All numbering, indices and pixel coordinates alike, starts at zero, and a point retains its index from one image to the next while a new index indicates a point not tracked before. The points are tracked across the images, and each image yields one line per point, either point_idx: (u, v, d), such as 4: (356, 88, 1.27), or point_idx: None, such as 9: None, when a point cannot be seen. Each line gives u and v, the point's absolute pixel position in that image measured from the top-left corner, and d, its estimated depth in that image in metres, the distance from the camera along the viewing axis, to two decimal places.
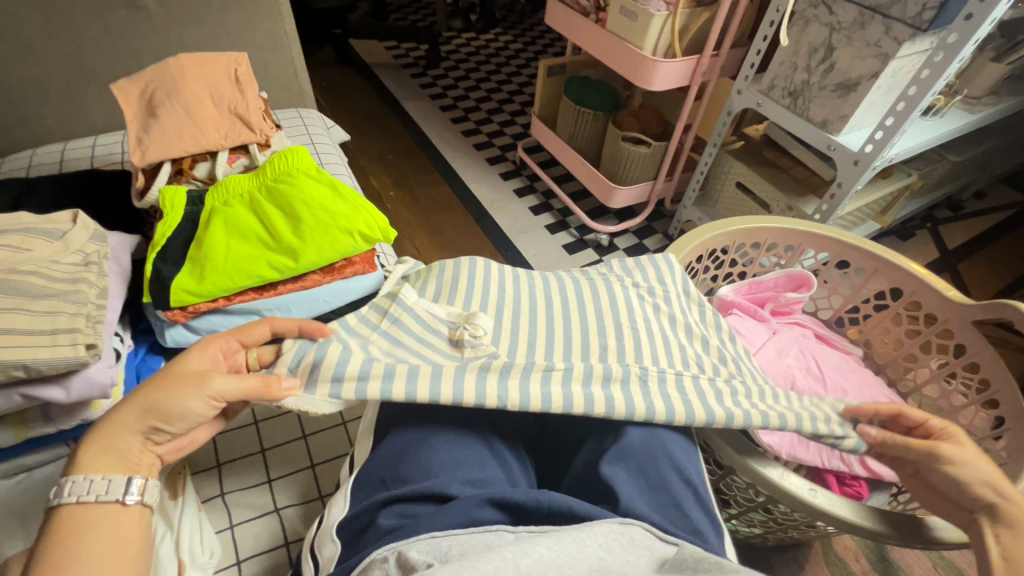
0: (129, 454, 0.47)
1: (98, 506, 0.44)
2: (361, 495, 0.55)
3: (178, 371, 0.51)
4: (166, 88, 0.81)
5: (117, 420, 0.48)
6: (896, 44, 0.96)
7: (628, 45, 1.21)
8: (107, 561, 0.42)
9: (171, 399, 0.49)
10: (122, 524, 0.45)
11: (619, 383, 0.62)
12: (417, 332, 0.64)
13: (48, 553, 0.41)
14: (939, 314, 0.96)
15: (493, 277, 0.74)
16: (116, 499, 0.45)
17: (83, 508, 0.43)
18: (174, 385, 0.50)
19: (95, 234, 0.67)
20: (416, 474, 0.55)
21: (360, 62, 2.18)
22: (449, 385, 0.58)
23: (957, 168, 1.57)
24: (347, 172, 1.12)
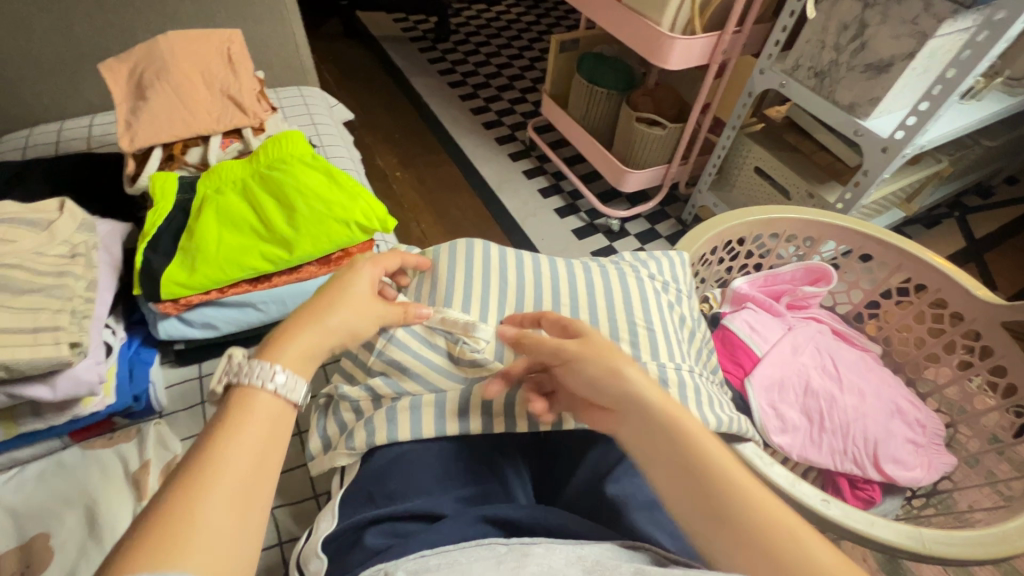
0: (305, 349, 0.46)
1: (261, 393, 0.42)
2: (348, 510, 0.55)
3: (358, 293, 0.51)
4: (156, 68, 0.78)
5: (308, 324, 0.47)
6: (936, 22, 0.90)
7: (644, 20, 1.14)
8: (250, 454, 0.39)
9: (365, 318, 0.50)
10: (261, 421, 0.41)
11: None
12: (416, 349, 0.61)
13: (207, 434, 0.39)
14: (965, 313, 0.91)
15: (494, 267, 0.70)
16: (275, 391, 0.42)
17: (246, 391, 0.42)
18: (357, 304, 0.50)
19: (84, 223, 0.65)
20: (406, 491, 0.55)
21: (367, 36, 2.11)
22: (456, 415, 0.58)
23: (990, 153, 1.49)
24: (348, 155, 1.08)
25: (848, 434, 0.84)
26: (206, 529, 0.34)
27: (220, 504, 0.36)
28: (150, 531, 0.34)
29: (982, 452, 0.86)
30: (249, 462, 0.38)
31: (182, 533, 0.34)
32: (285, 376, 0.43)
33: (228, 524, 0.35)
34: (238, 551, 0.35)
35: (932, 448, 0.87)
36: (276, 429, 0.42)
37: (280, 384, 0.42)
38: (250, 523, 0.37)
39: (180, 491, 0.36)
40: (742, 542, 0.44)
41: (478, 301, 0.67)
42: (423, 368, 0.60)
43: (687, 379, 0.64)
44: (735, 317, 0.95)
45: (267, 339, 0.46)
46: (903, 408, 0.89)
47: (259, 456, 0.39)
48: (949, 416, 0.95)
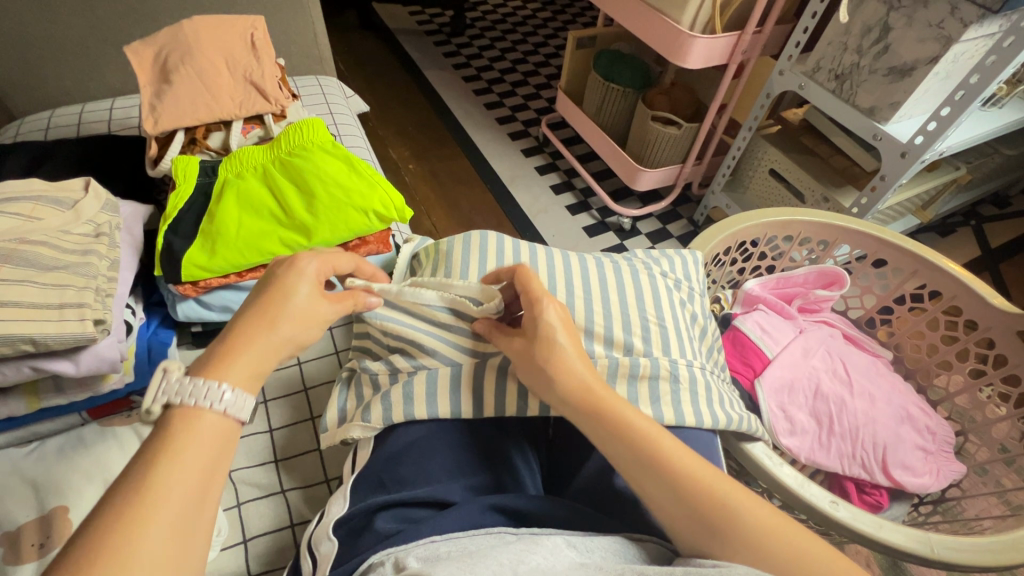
0: (246, 361, 0.45)
1: (201, 412, 0.40)
2: (359, 494, 0.55)
3: (304, 303, 0.49)
4: (180, 52, 0.79)
5: (257, 339, 0.46)
6: (961, 26, 0.89)
7: (665, 17, 1.14)
8: (194, 480, 0.37)
9: (307, 321, 0.49)
10: (199, 444, 0.40)
11: (646, 380, 0.62)
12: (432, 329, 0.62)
13: (143, 458, 0.37)
14: (980, 321, 0.91)
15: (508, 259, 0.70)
16: (213, 411, 0.41)
17: (182, 411, 0.40)
18: (305, 314, 0.49)
19: (108, 203, 0.66)
20: (416, 478, 0.55)
21: (383, 28, 2.11)
22: (470, 403, 0.59)
23: (1008, 163, 1.48)
24: (365, 145, 1.09)
25: (856, 438, 0.84)
26: (142, 554, 0.33)
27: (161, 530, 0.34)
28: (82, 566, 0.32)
29: (991, 461, 0.85)
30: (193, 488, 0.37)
31: (117, 557, 0.32)
32: (232, 394, 0.42)
33: (164, 558, 0.34)
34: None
35: (941, 455, 0.86)
36: (219, 453, 0.41)
37: (228, 403, 0.41)
38: (188, 550, 0.36)
39: (115, 520, 0.34)
40: (688, 511, 0.47)
41: None
42: (438, 348, 0.61)
43: (700, 376, 0.64)
44: (746, 317, 0.95)
45: (203, 357, 0.45)
46: (913, 414, 0.89)
47: (202, 481, 0.38)
48: (959, 424, 0.94)
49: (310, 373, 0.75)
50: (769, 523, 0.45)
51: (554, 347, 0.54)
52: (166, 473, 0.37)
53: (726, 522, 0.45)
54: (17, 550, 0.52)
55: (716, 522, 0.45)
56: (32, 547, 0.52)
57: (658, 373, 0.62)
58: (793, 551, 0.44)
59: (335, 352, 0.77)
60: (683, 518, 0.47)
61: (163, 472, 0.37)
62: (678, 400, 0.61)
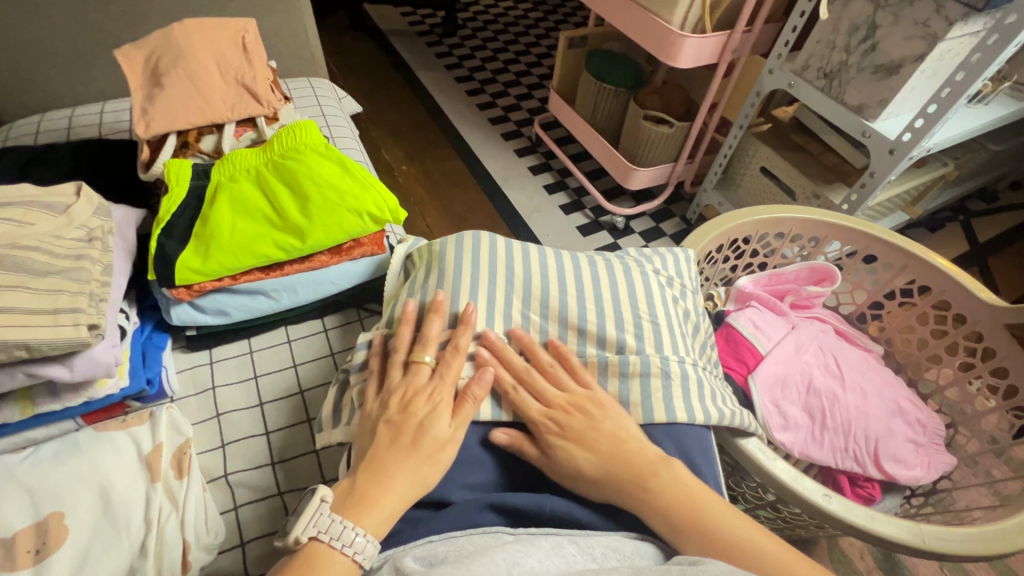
0: (384, 491, 0.50)
1: (336, 552, 0.46)
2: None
3: (435, 439, 0.54)
4: (172, 56, 0.78)
5: (397, 482, 0.51)
6: (947, 24, 0.90)
7: (655, 17, 1.14)
8: None
9: (434, 449, 0.53)
10: None
11: (637, 378, 0.63)
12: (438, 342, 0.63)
13: None
14: (969, 315, 0.92)
15: (501, 259, 0.71)
16: (338, 553, 0.46)
17: (318, 551, 0.46)
18: (433, 454, 0.53)
19: (100, 208, 0.66)
20: None
21: (374, 29, 2.11)
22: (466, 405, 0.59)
23: (995, 158, 1.50)
24: (358, 146, 1.09)
25: (849, 433, 0.85)
26: None
27: None
28: None
29: (981, 453, 0.87)
30: None
31: None
32: (362, 541, 0.46)
33: None
34: None
35: (932, 448, 0.87)
36: None
37: (356, 548, 0.46)
38: None
39: None
40: (705, 550, 0.48)
41: (483, 294, 0.67)
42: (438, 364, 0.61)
43: (694, 373, 0.65)
44: (738, 315, 0.96)
45: (351, 481, 0.51)
46: (905, 408, 0.90)
47: None
48: (950, 417, 0.95)
49: (307, 375, 0.74)
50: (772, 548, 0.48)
51: (595, 445, 0.55)
52: None
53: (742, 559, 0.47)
54: (13, 557, 0.52)
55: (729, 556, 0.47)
56: (27, 554, 0.52)
57: (650, 370, 0.63)
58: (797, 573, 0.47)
59: (330, 353, 0.76)
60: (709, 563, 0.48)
61: None
62: (672, 397, 0.62)
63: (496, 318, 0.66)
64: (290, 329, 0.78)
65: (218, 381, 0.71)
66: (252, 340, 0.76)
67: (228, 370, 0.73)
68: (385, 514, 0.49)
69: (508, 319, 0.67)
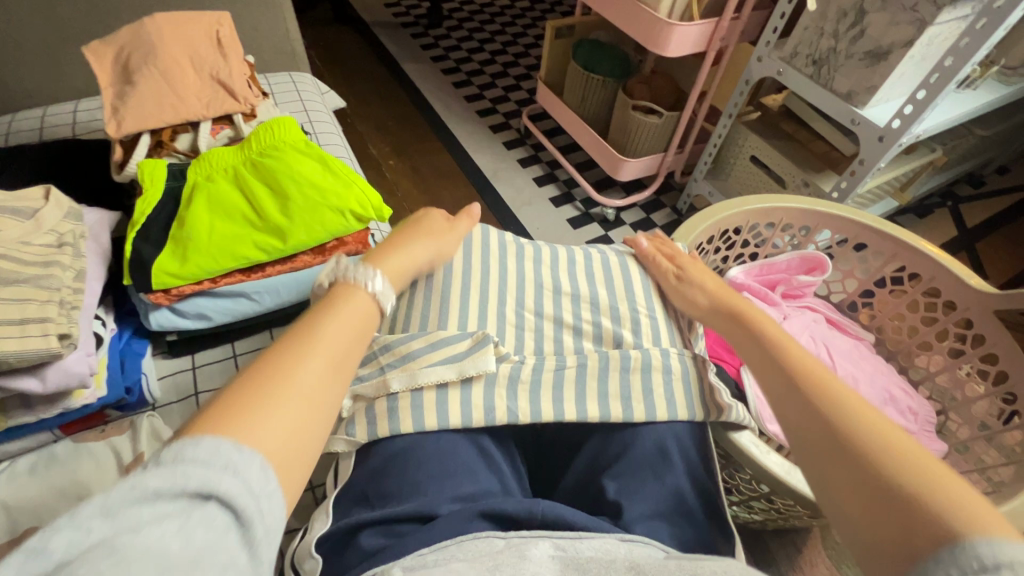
0: (393, 255, 0.58)
1: (358, 288, 0.50)
2: (343, 508, 0.54)
3: (431, 226, 0.64)
4: (142, 51, 0.76)
5: (402, 253, 0.59)
6: (935, 9, 0.89)
7: (642, 5, 1.12)
8: (326, 362, 0.43)
9: (436, 238, 0.63)
10: (347, 317, 0.47)
11: (638, 372, 0.61)
12: (429, 343, 0.58)
13: (296, 335, 0.44)
14: (958, 302, 0.92)
15: (496, 257, 0.69)
16: (359, 288, 0.50)
17: (343, 289, 0.50)
18: (431, 235, 0.63)
19: (71, 211, 0.63)
20: (400, 491, 0.52)
21: (358, 21, 2.07)
22: (458, 411, 0.56)
23: (983, 142, 1.50)
24: (342, 142, 1.06)
25: None
26: (286, 404, 0.38)
27: (298, 395, 0.40)
28: (240, 403, 0.37)
29: (972, 439, 0.87)
30: (333, 359, 0.43)
31: (266, 396, 0.38)
32: (379, 283, 0.51)
33: (302, 416, 0.39)
34: (310, 445, 0.39)
35: (924, 435, 0.87)
36: (359, 333, 0.48)
37: (376, 290, 0.51)
38: (321, 417, 0.41)
39: (261, 373, 0.40)
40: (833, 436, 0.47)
41: (475, 292, 0.65)
42: (429, 366, 0.57)
43: (692, 368, 0.63)
44: None
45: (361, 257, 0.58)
46: (896, 395, 0.90)
47: (337, 357, 0.44)
48: (940, 403, 0.95)
49: None
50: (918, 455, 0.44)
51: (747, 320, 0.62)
52: (309, 355, 0.42)
53: (851, 442, 0.46)
54: None
55: (853, 445, 0.45)
56: None
57: (649, 364, 0.61)
58: (921, 471, 0.42)
59: None
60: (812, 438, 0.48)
61: (306, 354, 0.42)
62: (671, 393, 0.60)
63: (491, 318, 0.64)
64: (275, 332, 0.77)
65: (201, 387, 0.70)
66: (236, 344, 0.74)
67: (211, 375, 0.70)
68: (396, 270, 0.57)
69: (501, 319, 0.64)
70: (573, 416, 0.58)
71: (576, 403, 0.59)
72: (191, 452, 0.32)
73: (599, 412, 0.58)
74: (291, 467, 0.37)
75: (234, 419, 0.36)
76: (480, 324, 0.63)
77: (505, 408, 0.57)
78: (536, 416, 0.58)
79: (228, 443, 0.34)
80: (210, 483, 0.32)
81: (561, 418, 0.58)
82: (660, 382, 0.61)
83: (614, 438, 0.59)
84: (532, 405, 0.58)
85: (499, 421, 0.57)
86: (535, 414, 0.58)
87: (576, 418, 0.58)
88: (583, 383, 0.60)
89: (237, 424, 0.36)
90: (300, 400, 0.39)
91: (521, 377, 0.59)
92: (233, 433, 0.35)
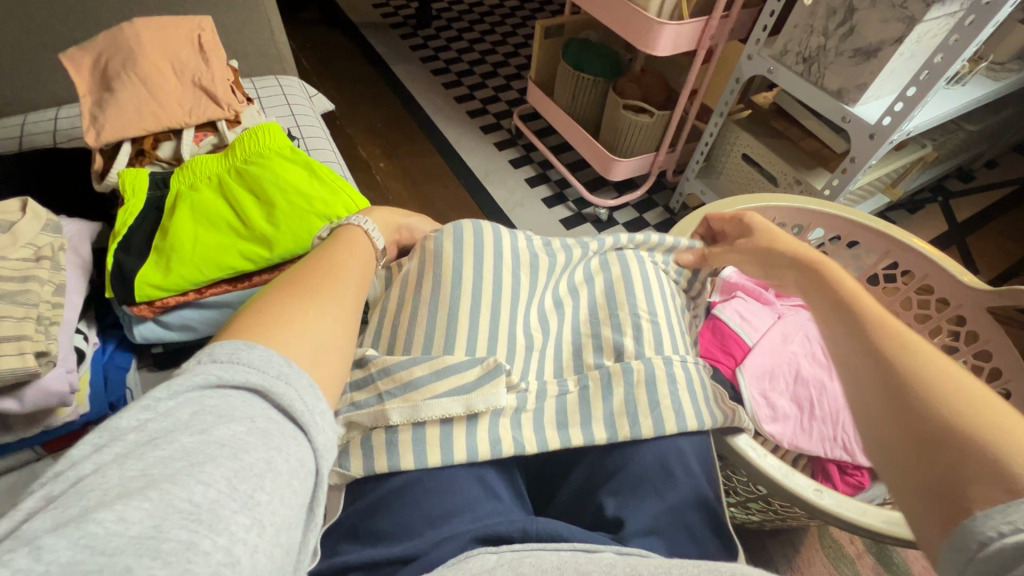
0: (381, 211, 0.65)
1: (357, 230, 0.57)
2: (330, 544, 0.51)
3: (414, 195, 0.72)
4: (122, 57, 0.74)
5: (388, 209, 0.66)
6: (924, 6, 0.88)
7: (631, 5, 1.12)
8: (348, 287, 0.48)
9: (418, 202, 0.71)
10: (358, 255, 0.53)
11: (643, 386, 0.56)
12: (435, 373, 0.52)
13: (319, 264, 0.49)
14: (952, 299, 0.92)
15: (496, 260, 0.62)
16: (361, 232, 0.57)
17: (350, 233, 0.56)
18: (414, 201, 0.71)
19: (49, 224, 0.62)
20: (394, 530, 0.48)
21: (346, 22, 2.05)
22: (463, 444, 0.51)
23: (972, 137, 1.51)
24: (330, 146, 1.05)
25: (837, 422, 0.85)
26: (321, 317, 0.42)
27: (332, 311, 0.44)
28: (280, 312, 0.41)
29: None
30: (353, 284, 0.49)
31: (303, 306, 0.42)
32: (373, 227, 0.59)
33: (336, 325, 0.43)
34: (345, 354, 0.43)
35: None
36: (369, 268, 0.54)
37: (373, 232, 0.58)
38: (351, 329, 0.45)
39: (296, 289, 0.44)
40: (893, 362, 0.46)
41: (471, 308, 0.58)
42: (434, 401, 0.51)
43: (696, 376, 0.60)
44: (725, 308, 0.94)
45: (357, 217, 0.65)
46: None
47: (357, 285, 0.49)
48: None
49: None
50: (981, 392, 0.41)
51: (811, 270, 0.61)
52: (333, 279, 0.47)
53: (902, 364, 0.45)
54: None
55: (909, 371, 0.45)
56: None
57: (654, 377, 0.57)
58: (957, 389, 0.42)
59: None
60: (864, 373, 0.47)
61: (330, 278, 0.47)
62: (678, 406, 0.56)
63: (502, 341, 0.58)
64: None
65: None
66: None
67: None
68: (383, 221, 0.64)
69: (506, 340, 0.59)
70: (580, 442, 0.54)
71: (583, 427, 0.55)
72: (247, 355, 0.34)
73: (606, 433, 0.55)
74: (331, 370, 0.40)
75: (278, 323, 0.39)
76: (484, 347, 0.57)
77: (510, 437, 0.53)
78: (543, 446, 0.54)
79: (276, 356, 0.36)
80: (266, 385, 0.34)
81: (568, 444, 0.54)
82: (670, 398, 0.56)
83: (612, 453, 0.55)
84: (536, 431, 0.54)
85: (506, 453, 0.52)
86: (542, 444, 0.54)
87: (584, 443, 0.54)
88: (587, 403, 0.56)
89: (281, 328, 0.39)
90: (333, 315, 0.43)
91: (527, 406, 0.56)
92: (280, 337, 0.38)
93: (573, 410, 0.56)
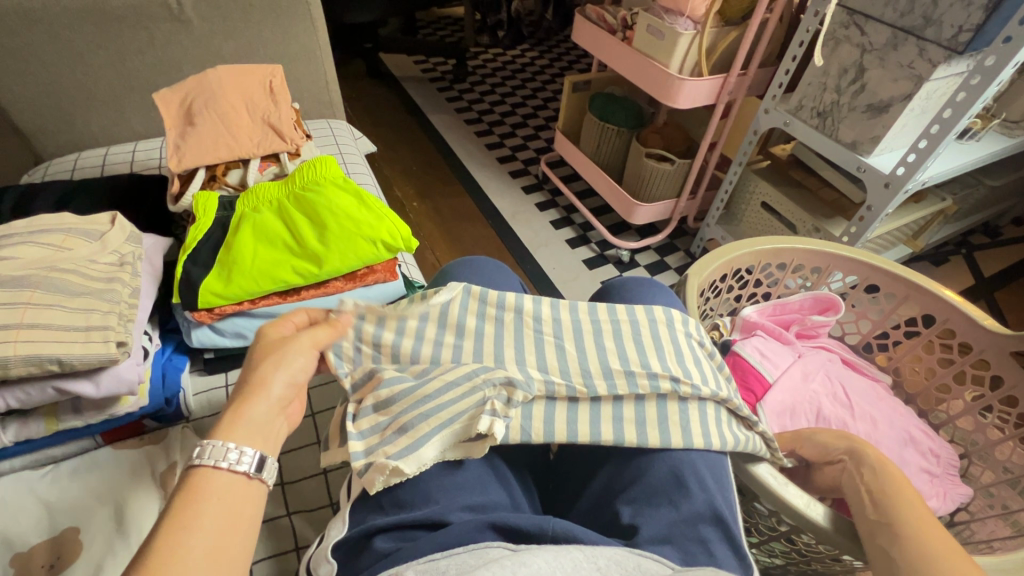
0: (267, 429, 0.49)
1: (222, 474, 0.43)
2: (359, 516, 0.55)
3: (284, 337, 0.55)
4: (204, 99, 0.85)
5: (272, 385, 0.50)
6: (931, 66, 0.94)
7: (654, 62, 1.21)
8: (215, 529, 0.40)
9: (297, 354, 0.54)
10: (218, 492, 0.42)
11: (653, 401, 0.59)
12: (442, 399, 0.56)
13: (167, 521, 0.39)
14: (973, 343, 0.92)
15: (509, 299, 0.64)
16: (217, 467, 0.43)
17: (207, 473, 0.43)
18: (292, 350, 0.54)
19: (132, 235, 0.70)
20: (416, 499, 0.54)
21: (390, 76, 2.23)
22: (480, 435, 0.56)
23: (994, 193, 1.53)
24: (372, 181, 1.14)
25: None
26: None
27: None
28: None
29: (996, 483, 0.84)
30: (220, 527, 0.40)
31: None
32: (237, 452, 0.44)
33: None
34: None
35: (947, 478, 0.85)
36: (240, 500, 0.43)
37: (238, 461, 0.44)
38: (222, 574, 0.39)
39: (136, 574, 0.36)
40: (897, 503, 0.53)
41: (491, 319, 0.63)
42: (441, 430, 0.55)
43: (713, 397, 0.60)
44: (744, 343, 0.96)
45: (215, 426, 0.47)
46: (916, 437, 0.88)
47: (224, 522, 0.41)
48: (963, 447, 0.93)
49: (319, 398, 0.76)
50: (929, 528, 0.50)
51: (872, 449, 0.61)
52: (190, 532, 0.39)
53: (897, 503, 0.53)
54: (29, 573, 0.52)
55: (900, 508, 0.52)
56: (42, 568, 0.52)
57: (663, 395, 0.59)
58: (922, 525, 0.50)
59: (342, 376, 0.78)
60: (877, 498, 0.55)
61: (184, 531, 0.39)
62: (685, 421, 0.58)
63: (512, 341, 0.62)
64: None
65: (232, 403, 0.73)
66: None
67: None
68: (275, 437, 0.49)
69: (520, 342, 0.62)
70: (587, 438, 0.57)
71: (591, 431, 0.57)
72: None
73: (614, 436, 0.57)
74: None
75: None
76: (497, 354, 0.61)
77: (518, 426, 0.57)
78: (551, 439, 0.57)
79: None
80: None
81: (575, 441, 0.57)
82: (679, 412, 0.58)
83: (631, 463, 0.58)
84: (548, 427, 0.57)
85: (513, 439, 0.56)
86: (550, 437, 0.57)
87: (590, 440, 0.57)
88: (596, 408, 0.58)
89: None
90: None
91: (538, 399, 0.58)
92: None
93: (582, 414, 0.58)
